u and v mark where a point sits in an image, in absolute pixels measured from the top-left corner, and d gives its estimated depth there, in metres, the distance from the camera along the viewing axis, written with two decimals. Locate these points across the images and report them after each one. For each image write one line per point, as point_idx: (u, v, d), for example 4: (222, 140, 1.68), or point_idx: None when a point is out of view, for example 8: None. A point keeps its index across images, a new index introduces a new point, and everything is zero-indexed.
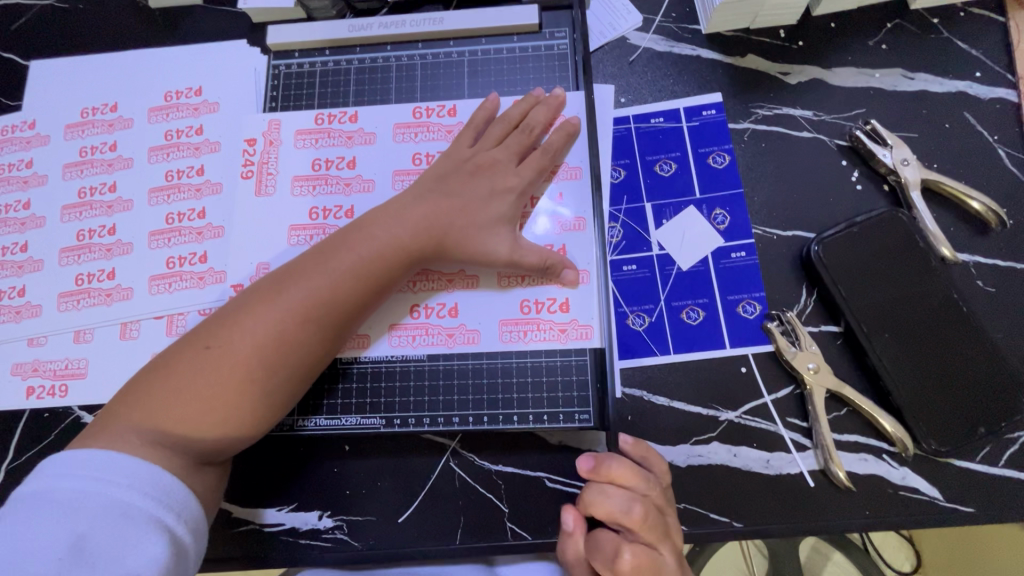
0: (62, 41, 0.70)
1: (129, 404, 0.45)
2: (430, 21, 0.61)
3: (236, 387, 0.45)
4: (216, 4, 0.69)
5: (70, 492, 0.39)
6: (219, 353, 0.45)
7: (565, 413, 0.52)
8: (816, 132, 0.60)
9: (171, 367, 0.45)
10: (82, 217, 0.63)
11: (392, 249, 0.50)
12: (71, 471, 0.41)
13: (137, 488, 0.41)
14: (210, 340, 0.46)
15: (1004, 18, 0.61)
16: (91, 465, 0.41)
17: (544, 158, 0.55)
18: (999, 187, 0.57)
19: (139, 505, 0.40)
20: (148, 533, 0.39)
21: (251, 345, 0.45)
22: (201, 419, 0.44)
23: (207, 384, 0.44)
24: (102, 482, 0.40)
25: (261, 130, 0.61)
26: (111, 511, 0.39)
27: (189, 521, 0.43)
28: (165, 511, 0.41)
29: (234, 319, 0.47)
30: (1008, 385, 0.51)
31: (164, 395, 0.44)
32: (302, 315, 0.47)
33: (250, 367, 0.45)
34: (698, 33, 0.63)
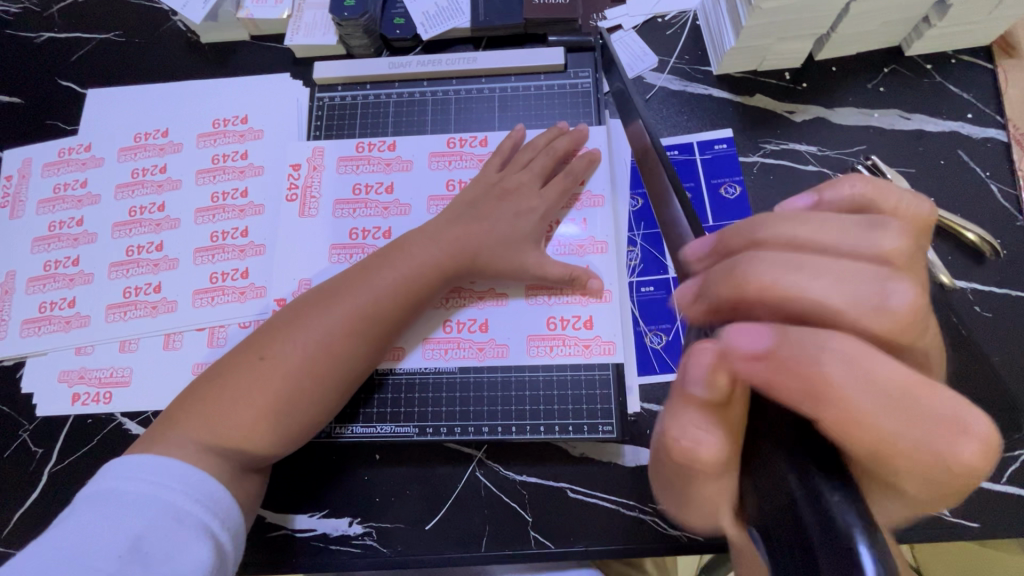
0: (118, 72, 0.75)
1: (188, 413, 0.48)
2: (463, 60, 0.67)
3: (285, 397, 0.48)
4: (263, 40, 0.74)
5: (130, 494, 0.43)
6: (271, 366, 0.48)
7: (589, 425, 0.55)
8: (820, 166, 0.64)
9: (225, 380, 0.49)
10: (132, 234, 0.67)
11: (430, 269, 0.54)
12: (133, 474, 0.44)
13: (190, 495, 0.44)
14: (262, 355, 0.49)
15: (992, 65, 0.67)
16: (150, 470, 0.44)
17: (567, 180, 0.59)
18: (992, 219, 0.61)
19: (190, 511, 0.43)
20: (197, 539, 0.42)
21: (302, 358, 0.49)
22: (254, 427, 0.47)
23: (261, 397, 0.48)
24: (159, 487, 0.43)
25: (305, 156, 0.65)
26: (166, 514, 0.42)
27: (230, 529, 0.46)
28: (209, 516, 0.44)
29: (284, 335, 0.50)
30: (1007, 405, 0.54)
31: (220, 406, 0.48)
32: (349, 329, 0.50)
33: (301, 378, 0.49)
34: (710, 74, 0.68)
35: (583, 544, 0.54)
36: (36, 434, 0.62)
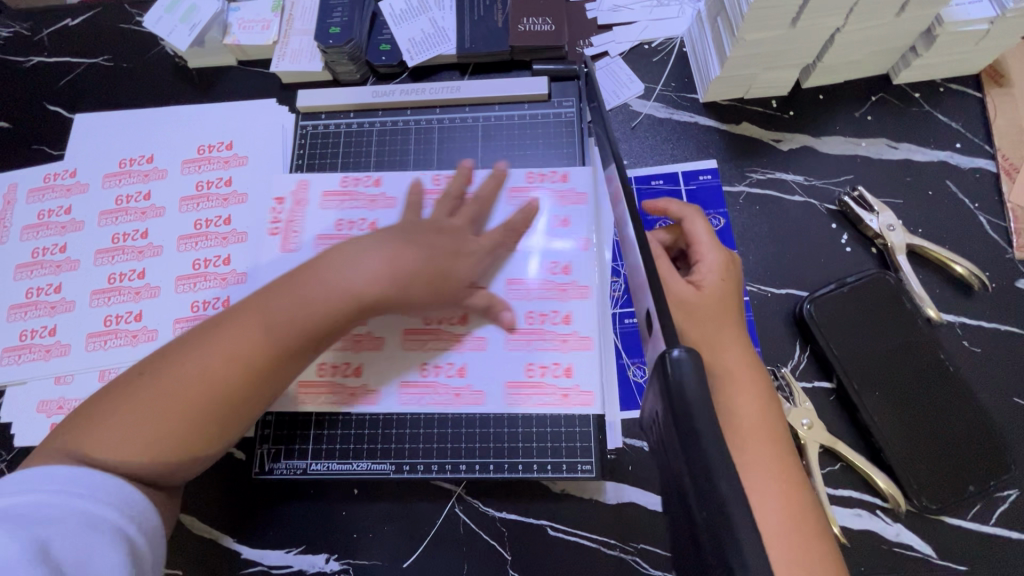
0: (106, 97, 0.75)
1: (75, 432, 0.44)
2: (447, 89, 0.66)
3: (166, 415, 0.44)
4: (250, 66, 0.74)
5: (26, 505, 0.39)
6: (171, 378, 0.44)
7: (568, 463, 0.54)
8: (807, 196, 0.64)
9: (114, 398, 0.45)
10: (114, 261, 0.66)
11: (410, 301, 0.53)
12: (30, 486, 0.40)
13: (95, 498, 0.41)
14: (160, 365, 0.45)
15: (981, 94, 0.66)
16: (47, 478, 0.40)
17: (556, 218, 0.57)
18: (981, 252, 0.60)
19: (102, 515, 0.40)
20: (111, 543, 0.39)
21: (200, 368, 0.45)
22: (127, 449, 0.43)
23: (148, 404, 0.44)
24: (64, 492, 0.40)
25: (289, 189, 0.64)
26: (73, 519, 0.39)
27: (145, 529, 0.43)
28: (121, 517, 0.41)
29: (188, 343, 0.46)
30: (995, 443, 0.53)
31: (111, 424, 0.43)
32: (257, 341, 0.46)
33: (203, 392, 0.44)
34: (696, 102, 0.68)
35: None
36: (15, 463, 0.61)
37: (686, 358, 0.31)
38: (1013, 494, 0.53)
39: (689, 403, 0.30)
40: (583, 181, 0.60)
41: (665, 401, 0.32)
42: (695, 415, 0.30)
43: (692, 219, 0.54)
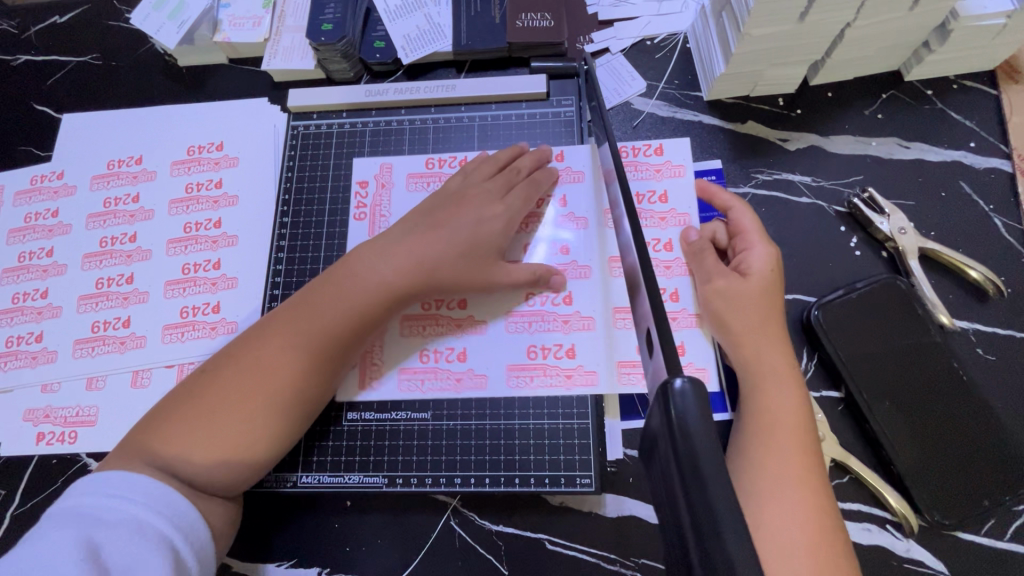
0: (93, 96, 0.73)
1: (140, 440, 0.46)
2: (442, 87, 0.64)
3: (221, 414, 0.46)
4: (241, 64, 0.72)
5: (84, 506, 0.41)
6: (219, 387, 0.47)
7: (567, 477, 0.52)
8: (814, 198, 0.62)
9: (170, 410, 0.48)
10: (102, 266, 0.65)
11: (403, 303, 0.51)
12: (84, 489, 0.43)
13: (154, 508, 0.42)
14: (212, 376, 0.48)
15: (996, 91, 0.64)
16: (108, 482, 0.43)
17: (530, 189, 0.56)
18: (996, 255, 0.58)
19: (152, 523, 0.42)
20: (158, 551, 0.40)
21: (246, 376, 0.48)
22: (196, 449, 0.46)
23: (197, 406, 0.47)
24: (120, 500, 0.42)
25: (373, 172, 0.62)
26: (128, 528, 0.41)
27: (195, 543, 0.44)
28: (174, 529, 0.42)
29: (230, 355, 0.49)
30: (1010, 456, 0.51)
31: (170, 427, 0.46)
32: (297, 357, 0.49)
33: (248, 400, 0.47)
34: (700, 100, 0.66)
35: None
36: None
37: (689, 392, 0.26)
38: None
39: (694, 447, 0.25)
40: (580, 159, 0.60)
41: (662, 439, 0.27)
42: (700, 458, 0.25)
43: (739, 210, 0.56)
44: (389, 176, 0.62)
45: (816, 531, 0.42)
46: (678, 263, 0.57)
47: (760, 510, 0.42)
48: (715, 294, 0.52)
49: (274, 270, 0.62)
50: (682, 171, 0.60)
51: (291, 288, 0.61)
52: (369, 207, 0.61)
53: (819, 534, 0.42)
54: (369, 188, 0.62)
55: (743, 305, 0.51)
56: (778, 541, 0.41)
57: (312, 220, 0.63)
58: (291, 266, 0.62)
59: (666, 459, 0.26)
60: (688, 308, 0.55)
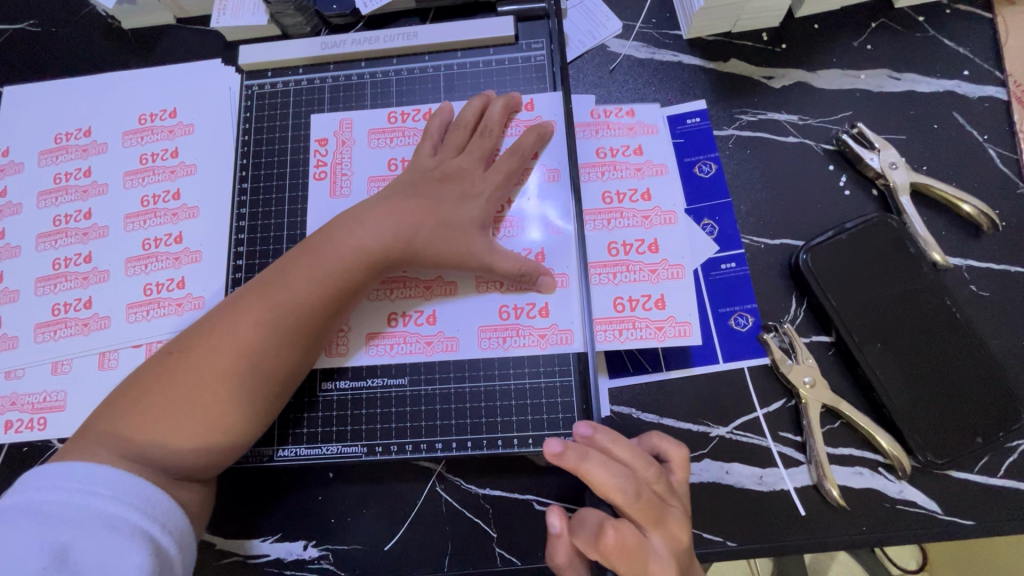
0: (33, 66, 0.68)
1: (103, 422, 0.45)
2: (403, 36, 0.60)
3: (194, 392, 0.44)
4: (189, 23, 0.67)
5: (45, 502, 0.39)
6: (187, 366, 0.45)
7: (550, 436, 0.51)
8: (802, 136, 0.59)
9: (138, 391, 0.45)
10: (58, 245, 0.61)
11: (361, 253, 0.49)
12: (47, 482, 0.41)
13: (123, 499, 0.41)
14: (182, 356, 0.46)
15: (991, 14, 0.60)
16: (73, 475, 0.41)
17: (514, 160, 0.53)
18: (990, 188, 0.56)
19: (123, 515, 0.40)
20: (132, 543, 0.39)
21: (226, 359, 0.45)
22: (167, 429, 0.44)
23: (168, 387, 0.45)
24: (86, 494, 0.40)
25: (332, 130, 0.59)
26: (97, 523, 0.39)
27: (175, 532, 0.42)
28: (147, 519, 0.41)
29: (199, 331, 0.47)
30: (1004, 393, 0.50)
31: (138, 411, 0.44)
32: (274, 337, 0.46)
33: (225, 384, 0.45)
34: (679, 39, 0.62)
35: None
36: None
37: None
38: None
39: None
40: (550, 108, 0.57)
41: None
42: None
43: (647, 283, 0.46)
44: (350, 133, 0.59)
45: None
46: (657, 213, 0.55)
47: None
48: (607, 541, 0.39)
49: (237, 241, 0.59)
50: (656, 129, 0.57)
51: (256, 258, 0.58)
52: (329, 165, 0.59)
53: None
54: (329, 146, 0.59)
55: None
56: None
57: (273, 185, 0.60)
58: (254, 233, 0.59)
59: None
60: (668, 258, 0.54)
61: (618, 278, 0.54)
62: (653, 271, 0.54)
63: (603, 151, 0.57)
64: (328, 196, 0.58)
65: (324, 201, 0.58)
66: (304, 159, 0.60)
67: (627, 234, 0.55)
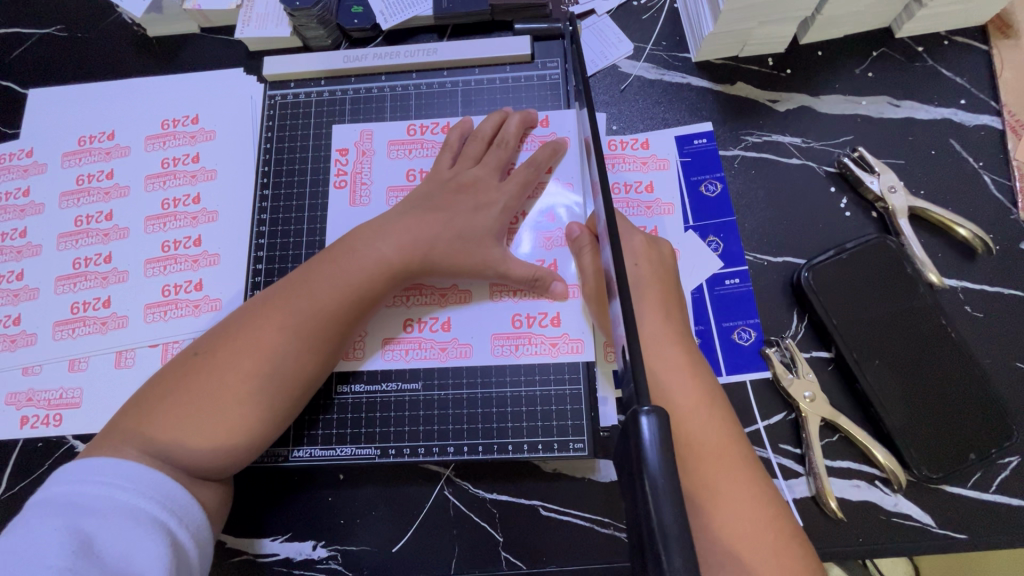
0: (59, 70, 0.70)
1: (129, 424, 0.46)
2: (423, 51, 0.62)
3: (219, 395, 0.46)
4: (213, 33, 0.69)
5: (71, 495, 0.41)
6: (213, 368, 0.47)
7: (560, 442, 0.52)
8: (805, 158, 0.61)
9: (164, 390, 0.47)
10: (79, 245, 0.63)
11: (381, 261, 0.50)
12: (72, 477, 0.42)
13: (143, 492, 0.42)
14: (207, 358, 0.47)
15: (987, 47, 0.63)
16: (97, 470, 0.42)
17: (529, 172, 0.55)
18: (985, 212, 0.58)
19: (145, 508, 0.41)
20: (153, 534, 0.40)
21: (252, 363, 0.47)
22: (189, 430, 0.45)
23: (193, 388, 0.46)
24: (109, 488, 0.41)
25: (352, 140, 0.61)
26: (121, 514, 0.40)
27: (191, 527, 0.44)
28: (167, 513, 0.42)
29: (224, 334, 0.49)
30: (997, 410, 0.51)
31: (162, 411, 0.46)
32: (298, 341, 0.48)
33: (249, 388, 0.46)
34: (688, 61, 0.64)
35: (556, 564, 0.51)
36: None
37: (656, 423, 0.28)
38: (1015, 461, 0.52)
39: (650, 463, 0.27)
40: (564, 124, 0.59)
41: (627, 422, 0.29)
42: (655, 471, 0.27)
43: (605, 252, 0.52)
44: (370, 143, 0.61)
45: (758, 498, 0.42)
46: None
47: (712, 508, 0.41)
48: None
49: (257, 245, 0.61)
50: (667, 164, 0.61)
51: (275, 262, 0.60)
52: (349, 174, 0.60)
53: (766, 506, 0.41)
54: (349, 156, 0.61)
55: (647, 292, 0.49)
56: (729, 535, 0.40)
57: (293, 192, 0.61)
58: (274, 237, 0.60)
59: (627, 458, 0.28)
60: None
61: None
62: None
63: (617, 187, 0.60)
64: (347, 204, 0.60)
65: (343, 209, 0.60)
66: (323, 167, 0.61)
67: None
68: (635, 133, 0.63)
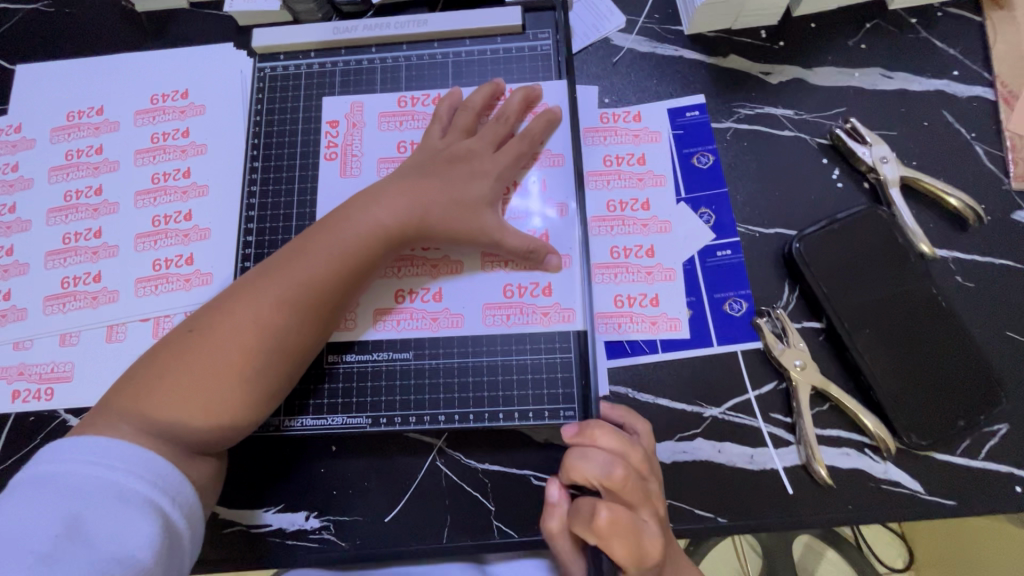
0: (47, 45, 0.69)
1: (122, 397, 0.46)
2: (414, 23, 0.62)
3: (217, 370, 0.46)
4: (202, 7, 0.68)
5: (61, 475, 0.41)
6: (209, 343, 0.46)
7: (551, 410, 0.53)
8: (797, 130, 0.61)
9: (160, 365, 0.46)
10: (69, 220, 0.63)
11: (374, 232, 0.50)
12: (62, 455, 0.42)
13: (135, 472, 0.42)
14: (201, 333, 0.47)
15: (980, 18, 0.62)
16: (88, 450, 0.42)
17: (523, 145, 0.55)
18: (977, 183, 0.58)
19: (136, 488, 0.41)
20: (145, 516, 0.40)
21: (248, 337, 0.47)
22: (187, 404, 0.45)
23: (189, 363, 0.46)
24: (100, 468, 0.41)
25: (343, 112, 0.61)
26: (111, 495, 0.40)
27: (185, 506, 0.44)
28: (159, 493, 0.42)
29: (220, 308, 0.48)
30: (987, 378, 0.52)
31: (159, 385, 0.46)
32: (291, 313, 0.48)
33: (247, 361, 0.46)
34: (681, 34, 0.64)
35: None
36: None
37: None
38: (1004, 428, 0.52)
39: None
40: (557, 96, 0.59)
41: None
42: None
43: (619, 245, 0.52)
44: (360, 116, 0.61)
45: None
46: (655, 222, 0.58)
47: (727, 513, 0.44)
48: (598, 514, 0.42)
49: (247, 218, 0.60)
50: (659, 136, 0.61)
51: (266, 235, 0.60)
52: (340, 146, 0.60)
53: None
54: (340, 128, 0.61)
55: None
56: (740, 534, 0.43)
57: (284, 164, 0.61)
58: (265, 211, 0.60)
59: None
60: (662, 263, 0.57)
61: (619, 277, 0.57)
62: (648, 273, 0.57)
63: (609, 159, 0.60)
64: (338, 176, 0.59)
65: (334, 181, 0.59)
66: (314, 140, 0.61)
67: (628, 239, 0.58)
68: (627, 106, 0.62)
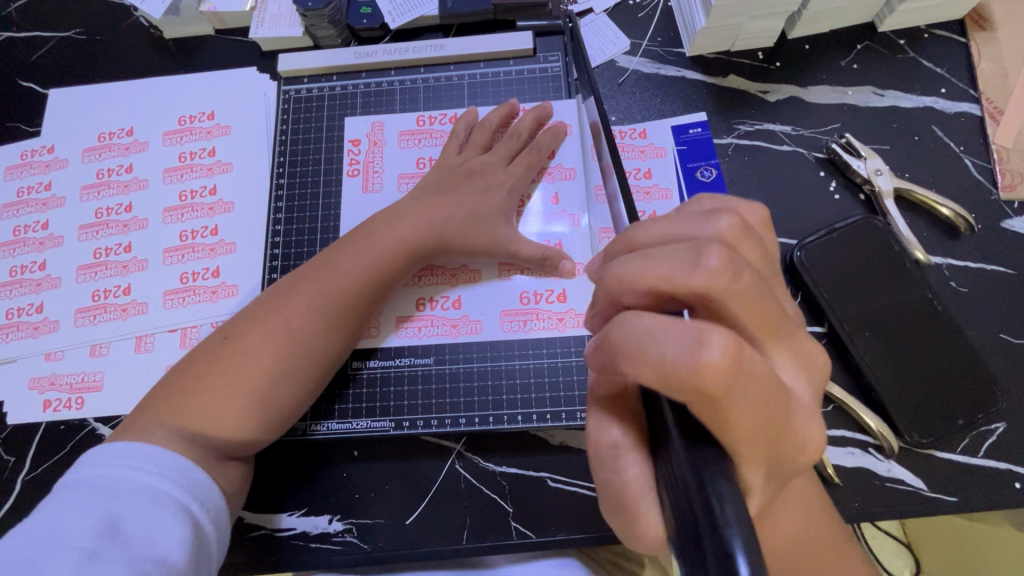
0: (79, 70, 0.73)
1: (157, 404, 0.48)
2: (431, 47, 0.65)
3: (247, 374, 0.48)
4: (227, 34, 0.72)
5: (99, 477, 0.43)
6: (240, 349, 0.49)
7: (567, 412, 0.55)
8: (795, 145, 0.64)
9: (193, 372, 0.49)
10: (99, 236, 0.65)
11: (399, 245, 0.53)
12: (101, 460, 0.44)
13: (167, 477, 0.43)
14: (233, 340, 0.49)
15: (965, 39, 0.66)
16: (123, 454, 0.44)
17: (534, 155, 0.58)
18: (967, 194, 0.61)
19: (168, 491, 0.43)
20: (175, 519, 0.42)
21: (278, 342, 0.49)
22: (220, 407, 0.47)
23: (222, 368, 0.48)
24: (134, 471, 0.43)
25: (364, 131, 0.64)
26: (144, 498, 0.42)
27: (211, 511, 0.45)
28: (189, 498, 0.44)
29: (252, 316, 0.51)
30: (983, 378, 0.54)
31: (191, 390, 0.48)
32: (321, 320, 0.50)
33: (277, 365, 0.49)
34: (683, 56, 0.68)
35: (564, 532, 0.53)
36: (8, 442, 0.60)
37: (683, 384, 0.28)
38: (1001, 427, 0.54)
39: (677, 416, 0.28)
40: (567, 114, 0.62)
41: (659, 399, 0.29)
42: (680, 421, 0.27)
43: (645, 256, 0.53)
44: (381, 134, 0.64)
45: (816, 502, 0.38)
46: None
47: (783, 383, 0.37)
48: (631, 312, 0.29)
49: (273, 231, 0.63)
50: (664, 152, 0.64)
51: (291, 248, 0.62)
52: (362, 163, 0.63)
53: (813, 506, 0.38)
54: (361, 146, 0.64)
55: None
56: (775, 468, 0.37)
57: (307, 180, 0.64)
58: (289, 226, 0.63)
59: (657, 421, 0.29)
60: None
61: None
62: None
63: None
64: (360, 191, 0.62)
65: (356, 196, 0.62)
66: (336, 158, 0.64)
67: None
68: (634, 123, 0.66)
